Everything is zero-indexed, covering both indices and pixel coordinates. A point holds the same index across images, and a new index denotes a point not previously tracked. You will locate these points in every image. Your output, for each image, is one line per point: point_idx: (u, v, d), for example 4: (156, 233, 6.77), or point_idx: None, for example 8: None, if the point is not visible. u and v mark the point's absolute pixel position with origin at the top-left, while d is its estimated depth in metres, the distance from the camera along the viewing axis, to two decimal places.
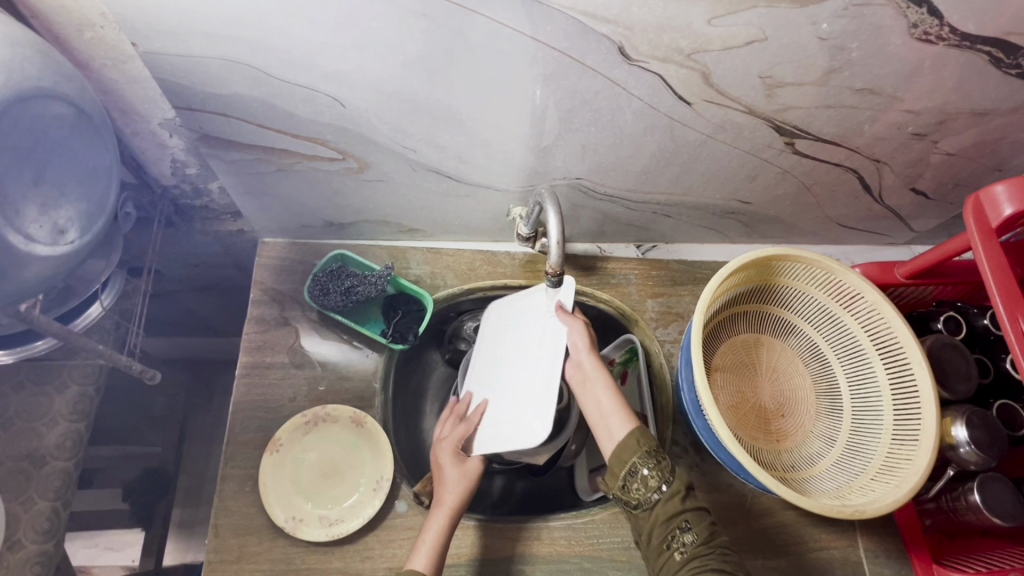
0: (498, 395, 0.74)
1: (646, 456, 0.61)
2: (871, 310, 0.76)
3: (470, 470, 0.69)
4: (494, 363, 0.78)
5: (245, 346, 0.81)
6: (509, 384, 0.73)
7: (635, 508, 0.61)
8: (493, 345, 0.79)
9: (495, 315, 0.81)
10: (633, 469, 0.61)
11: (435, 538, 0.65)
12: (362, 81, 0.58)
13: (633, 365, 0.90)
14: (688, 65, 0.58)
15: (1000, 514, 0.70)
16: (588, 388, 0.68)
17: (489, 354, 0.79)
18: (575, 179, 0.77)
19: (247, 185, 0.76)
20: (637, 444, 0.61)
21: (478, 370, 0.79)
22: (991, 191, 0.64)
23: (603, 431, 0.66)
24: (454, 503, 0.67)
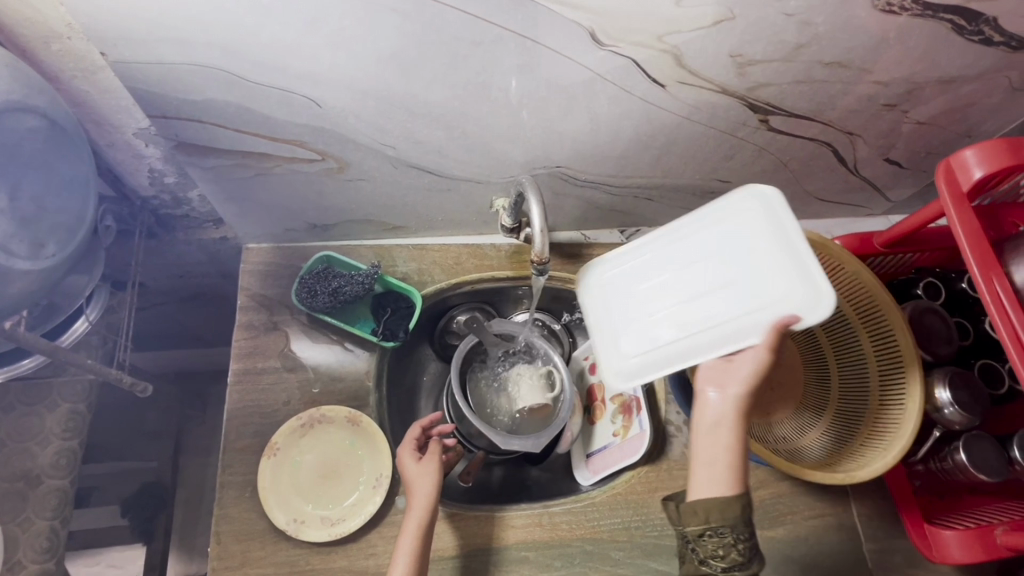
0: (646, 311, 0.67)
1: (739, 530, 0.53)
2: (851, 279, 0.78)
3: (432, 469, 0.72)
4: (698, 255, 0.65)
5: (235, 353, 0.81)
6: (663, 312, 0.65)
7: (703, 567, 0.55)
8: (716, 238, 0.65)
9: (744, 214, 0.63)
10: (719, 529, 0.54)
11: (413, 542, 0.67)
12: (337, 79, 0.58)
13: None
14: (660, 48, 0.59)
15: (986, 470, 0.73)
16: (711, 429, 0.57)
17: (707, 238, 0.65)
18: (555, 167, 0.78)
19: (227, 192, 0.75)
20: (737, 510, 0.54)
21: (684, 237, 0.67)
22: (961, 156, 0.66)
23: (701, 473, 0.56)
24: (426, 503, 0.69)
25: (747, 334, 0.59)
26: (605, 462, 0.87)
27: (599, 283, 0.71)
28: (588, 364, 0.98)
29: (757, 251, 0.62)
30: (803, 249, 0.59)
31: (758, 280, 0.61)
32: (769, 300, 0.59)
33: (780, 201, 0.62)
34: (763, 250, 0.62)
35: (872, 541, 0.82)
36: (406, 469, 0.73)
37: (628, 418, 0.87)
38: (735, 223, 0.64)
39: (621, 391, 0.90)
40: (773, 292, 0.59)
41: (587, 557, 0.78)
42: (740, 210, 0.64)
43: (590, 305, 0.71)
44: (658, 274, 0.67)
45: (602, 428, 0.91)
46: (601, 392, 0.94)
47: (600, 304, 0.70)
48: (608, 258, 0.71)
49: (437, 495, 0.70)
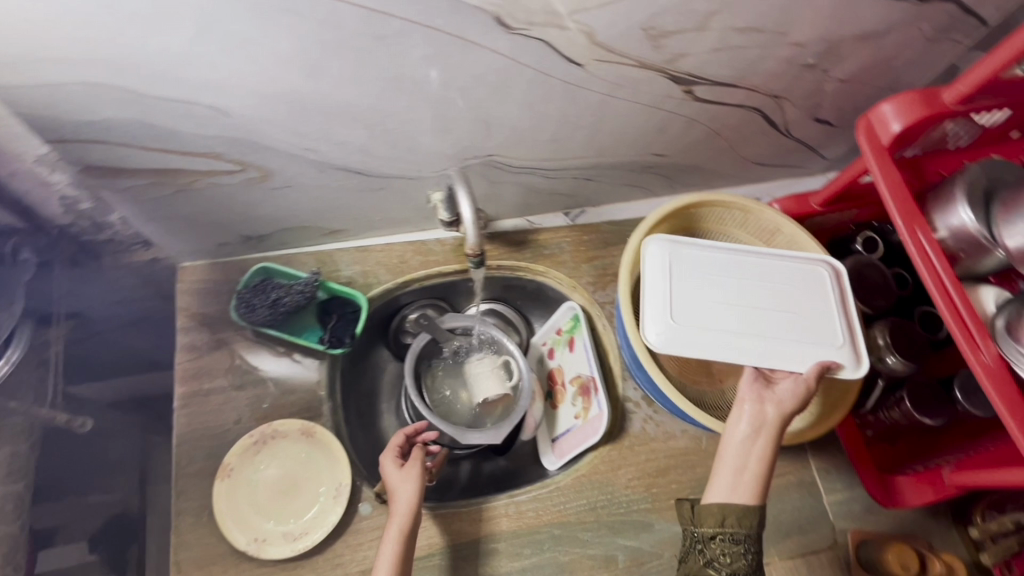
0: (716, 299, 0.70)
1: (750, 541, 0.60)
2: (791, 243, 0.80)
3: (414, 474, 0.72)
4: (762, 280, 0.72)
5: (179, 376, 0.79)
6: (731, 308, 0.69)
7: (707, 566, 0.60)
8: (783, 275, 0.73)
9: (810, 269, 0.74)
10: (733, 535, 0.60)
11: (395, 548, 0.67)
12: (241, 87, 0.55)
13: (578, 333, 0.91)
14: (570, 27, 0.58)
15: (928, 412, 0.75)
16: (745, 439, 0.63)
17: (779, 271, 0.73)
18: (486, 156, 0.77)
19: (149, 212, 0.72)
20: (752, 520, 0.60)
21: (752, 260, 0.73)
22: (879, 111, 0.67)
23: (725, 477, 0.62)
24: (407, 509, 0.69)
25: (797, 359, 0.67)
26: (570, 444, 0.88)
27: (663, 255, 0.72)
28: (546, 350, 0.98)
29: (820, 300, 0.71)
30: (849, 319, 0.71)
31: (812, 321, 0.70)
32: (815, 341, 0.68)
33: (838, 273, 0.74)
34: (822, 303, 0.71)
35: (832, 493, 0.84)
36: (388, 477, 0.73)
37: (587, 399, 0.88)
38: (803, 272, 0.73)
39: (578, 373, 0.91)
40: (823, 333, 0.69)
41: (556, 542, 0.78)
42: (807, 264, 0.74)
43: (653, 271, 0.71)
44: (722, 277, 0.71)
45: (564, 412, 0.92)
46: (560, 376, 0.95)
47: (662, 272, 0.71)
48: (678, 242, 0.74)
49: (419, 499, 0.70)
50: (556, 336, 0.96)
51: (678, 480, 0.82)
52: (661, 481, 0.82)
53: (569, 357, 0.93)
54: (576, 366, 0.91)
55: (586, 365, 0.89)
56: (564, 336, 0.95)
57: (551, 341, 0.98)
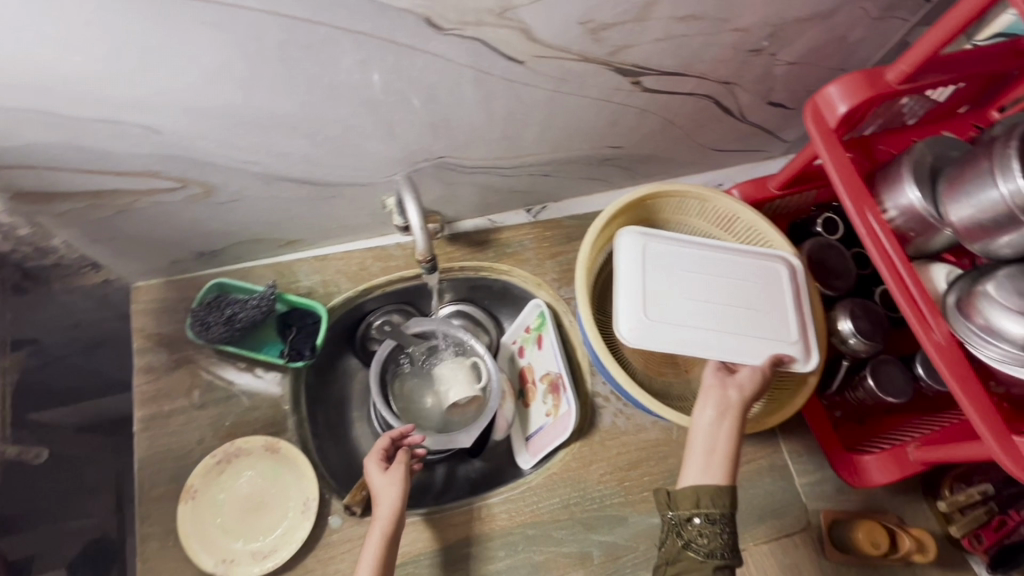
0: (685, 295, 0.70)
1: (725, 519, 0.58)
2: (749, 229, 0.80)
3: (398, 478, 0.71)
4: (725, 275, 0.73)
5: (138, 400, 0.78)
6: (699, 304, 0.70)
7: (685, 549, 0.58)
8: (744, 271, 0.74)
9: (768, 266, 0.74)
10: (708, 515, 0.58)
11: (377, 554, 0.65)
12: (168, 103, 0.54)
13: (545, 331, 0.90)
14: (504, 24, 0.56)
15: (893, 391, 0.75)
16: (711, 423, 0.63)
17: (740, 269, 0.74)
18: (437, 158, 0.75)
19: (93, 235, 0.71)
20: (726, 499, 0.59)
21: (716, 257, 0.74)
22: (825, 93, 0.66)
23: (696, 460, 0.61)
24: (391, 513, 0.68)
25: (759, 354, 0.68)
26: (542, 443, 0.87)
27: (635, 249, 0.73)
28: (516, 348, 0.97)
29: (778, 295, 0.73)
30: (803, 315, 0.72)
31: (771, 318, 0.71)
32: (772, 337, 0.70)
33: (795, 269, 0.75)
34: (780, 300, 0.73)
35: (804, 475, 0.84)
36: (372, 481, 0.72)
37: (557, 397, 0.87)
38: (763, 268, 0.74)
39: (547, 370, 0.89)
40: (780, 331, 0.71)
41: (530, 542, 0.78)
42: (766, 260, 0.75)
43: (625, 264, 0.71)
44: (689, 271, 0.72)
45: (536, 410, 0.91)
46: (531, 374, 0.94)
47: (634, 267, 0.71)
48: (650, 236, 0.74)
49: (403, 503, 0.69)
50: (524, 334, 0.95)
51: (650, 472, 0.82)
52: (633, 474, 0.82)
53: (538, 355, 0.92)
54: (545, 364, 0.90)
55: (554, 362, 0.88)
56: (532, 334, 0.93)
57: (520, 339, 0.96)
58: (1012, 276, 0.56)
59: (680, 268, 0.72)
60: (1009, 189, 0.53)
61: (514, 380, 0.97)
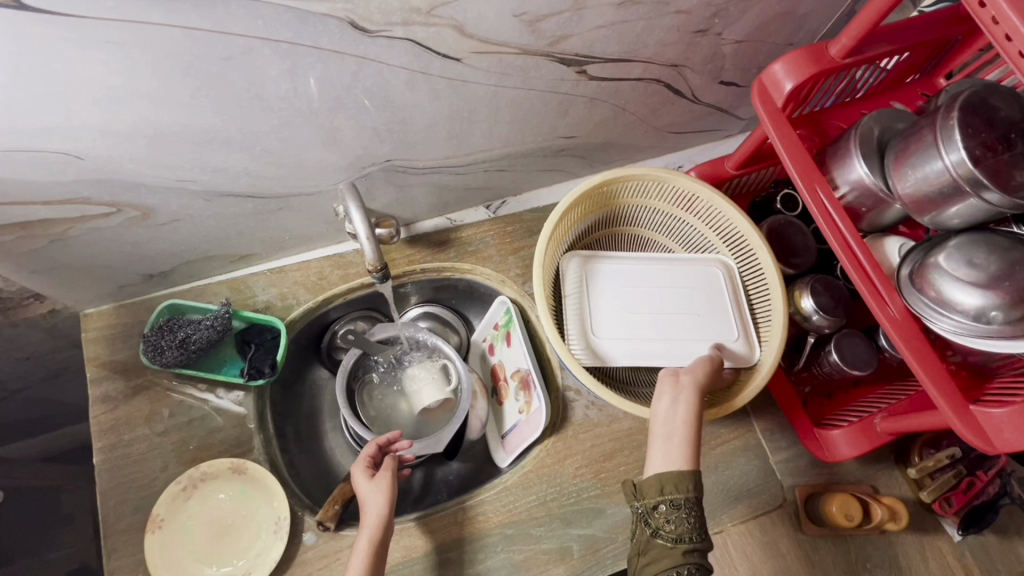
0: (629, 309, 0.75)
1: (689, 501, 0.58)
2: (709, 208, 0.79)
3: (385, 485, 0.70)
4: (664, 285, 0.77)
5: (95, 431, 0.75)
6: (643, 316, 0.75)
7: (654, 538, 0.58)
8: (682, 278, 0.78)
9: (705, 270, 0.79)
10: (672, 501, 0.58)
11: (364, 562, 0.64)
12: (86, 127, 0.51)
13: (512, 327, 0.88)
14: (434, 22, 0.55)
15: (858, 364, 0.76)
16: (670, 409, 0.64)
17: (678, 276, 0.78)
18: (385, 161, 0.73)
19: (29, 266, 0.68)
20: (690, 481, 0.59)
21: (654, 268, 0.78)
22: (771, 72, 0.65)
23: (658, 448, 0.61)
24: (378, 520, 0.67)
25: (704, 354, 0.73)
26: (517, 440, 0.86)
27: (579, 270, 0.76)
28: (486, 346, 0.95)
29: (717, 296, 0.77)
30: (743, 309, 0.77)
31: (712, 318, 0.76)
32: (716, 336, 0.75)
33: (732, 269, 0.79)
34: (719, 299, 0.77)
35: (778, 453, 0.85)
36: (359, 488, 0.71)
37: (528, 394, 0.85)
38: (699, 273, 0.79)
39: (516, 367, 0.88)
40: (722, 329, 0.75)
41: (509, 542, 0.77)
42: (702, 265, 0.79)
43: (572, 287, 0.75)
44: (632, 285, 0.76)
45: (510, 408, 0.89)
46: (502, 371, 0.92)
47: (579, 288, 0.75)
48: (592, 257, 0.77)
49: (389, 511, 0.68)
50: (493, 331, 0.93)
51: (626, 461, 0.82)
52: (608, 464, 0.82)
53: (508, 351, 0.90)
54: (515, 360, 0.88)
55: (523, 358, 0.86)
56: (500, 330, 0.91)
57: (490, 336, 0.94)
58: (962, 246, 0.57)
59: (621, 285, 0.76)
60: (952, 160, 0.53)
61: (488, 378, 0.95)
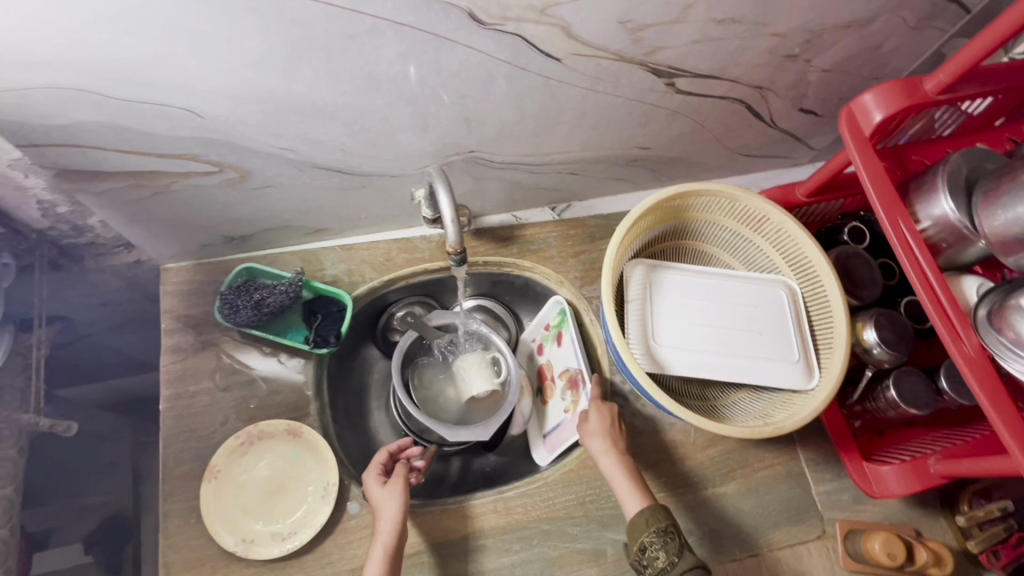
0: (691, 322, 0.75)
1: (656, 535, 0.64)
2: (780, 231, 0.79)
3: (397, 491, 0.71)
4: (726, 302, 0.78)
5: (165, 379, 0.79)
6: (704, 330, 0.75)
7: None
8: (745, 296, 0.79)
9: (768, 290, 0.79)
10: (644, 546, 0.64)
11: (380, 568, 0.66)
12: (212, 88, 0.55)
13: (565, 328, 0.88)
14: (545, 21, 0.57)
15: (916, 404, 0.75)
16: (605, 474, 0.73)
17: (741, 295, 0.79)
18: (468, 152, 0.76)
19: (128, 215, 0.72)
20: (647, 521, 0.65)
21: (718, 284, 0.79)
22: (861, 101, 0.65)
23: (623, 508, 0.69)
24: (392, 527, 0.68)
25: (763, 374, 0.74)
26: (560, 439, 0.86)
27: (644, 277, 0.77)
28: (535, 347, 0.97)
29: (779, 318, 0.78)
30: (804, 334, 0.77)
31: (772, 339, 0.76)
32: (775, 357, 0.75)
33: (796, 293, 0.80)
34: (781, 321, 0.78)
35: (821, 484, 0.84)
36: (372, 494, 0.72)
37: (575, 392, 0.85)
38: (762, 293, 0.79)
39: (566, 366, 0.87)
40: (782, 351, 0.76)
41: (545, 537, 0.78)
42: (766, 285, 0.80)
43: (635, 292, 0.76)
44: (695, 298, 0.77)
45: (555, 407, 0.89)
46: (550, 371, 0.92)
47: (642, 295, 0.76)
48: (656, 265, 0.78)
49: (403, 517, 0.69)
50: (544, 332, 0.94)
51: (666, 471, 0.82)
52: (649, 473, 0.82)
53: (557, 352, 0.90)
54: (564, 360, 0.88)
55: (573, 358, 0.86)
56: (551, 332, 0.92)
57: (540, 337, 0.96)
58: None
59: (682, 297, 0.77)
60: None
61: (533, 378, 0.96)
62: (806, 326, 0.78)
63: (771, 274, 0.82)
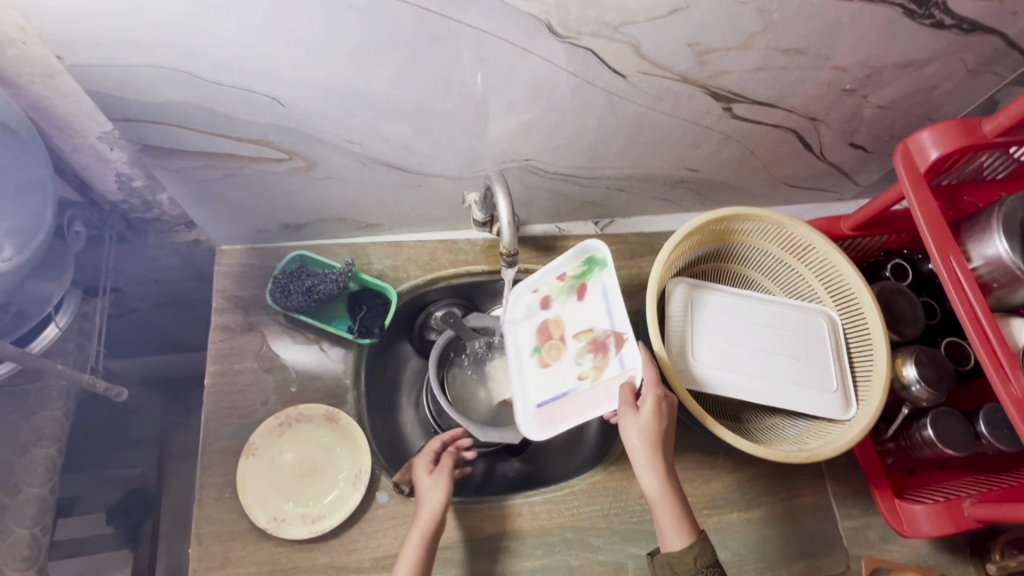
0: (730, 344, 0.76)
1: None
2: (824, 261, 0.80)
3: (443, 482, 0.73)
4: (766, 326, 0.78)
5: (212, 355, 0.81)
6: (743, 352, 0.76)
7: None
8: (785, 321, 0.79)
9: (808, 318, 0.80)
10: None
11: (417, 553, 0.68)
12: (298, 79, 0.58)
13: (594, 280, 0.76)
14: (617, 38, 0.59)
15: (953, 445, 0.74)
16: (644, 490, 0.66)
17: (780, 320, 0.79)
18: (524, 160, 0.79)
19: (197, 194, 0.75)
20: (693, 560, 0.62)
21: (758, 307, 0.80)
22: (918, 138, 0.66)
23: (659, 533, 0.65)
24: (431, 515, 0.70)
25: (798, 401, 0.74)
26: (563, 413, 0.73)
27: (686, 295, 0.78)
28: (537, 300, 0.81)
29: (817, 346, 0.78)
30: (842, 363, 0.78)
31: (809, 365, 0.77)
32: (811, 385, 0.76)
33: (836, 323, 0.80)
34: (819, 350, 0.78)
35: (847, 519, 0.83)
36: (420, 480, 0.74)
37: (601, 357, 0.73)
38: (802, 321, 0.80)
39: (590, 324, 0.75)
40: (818, 378, 0.76)
41: (567, 545, 0.78)
42: (806, 313, 0.80)
43: (676, 309, 0.77)
44: (734, 320, 0.78)
45: (563, 372, 0.76)
46: (557, 329, 0.78)
47: (684, 313, 0.77)
48: (699, 284, 0.79)
49: (445, 507, 0.71)
50: (557, 284, 0.80)
51: (693, 491, 0.82)
52: None
53: (578, 309, 0.77)
54: (588, 319, 0.76)
55: (603, 317, 0.74)
56: (568, 285, 0.79)
57: (548, 289, 0.81)
58: None
59: (722, 318, 0.78)
60: None
61: (525, 336, 0.81)
62: (844, 356, 0.79)
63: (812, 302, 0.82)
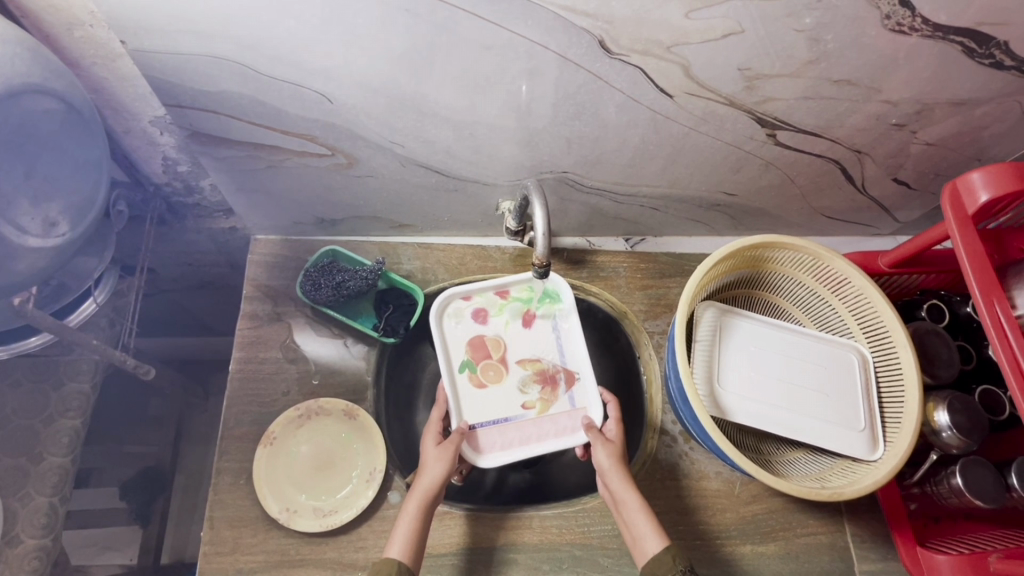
0: (754, 373, 0.75)
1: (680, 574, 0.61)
2: (858, 294, 0.78)
3: (447, 454, 0.71)
4: (794, 358, 0.77)
5: (238, 342, 0.82)
6: (768, 383, 0.75)
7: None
8: (814, 354, 0.78)
9: (837, 353, 0.78)
10: None
11: (412, 522, 0.66)
12: (347, 77, 0.59)
13: (544, 312, 0.86)
14: (668, 58, 0.59)
15: (983, 497, 0.71)
16: (620, 509, 0.70)
17: (809, 353, 0.78)
18: (562, 173, 0.79)
19: (238, 182, 0.77)
20: (672, 560, 0.62)
21: (786, 337, 0.78)
22: (968, 179, 0.65)
23: (638, 547, 0.67)
24: (429, 485, 0.68)
25: (823, 438, 0.73)
26: (504, 438, 0.80)
27: (715, 319, 0.77)
28: (470, 309, 0.84)
29: (845, 383, 0.77)
30: (871, 402, 0.76)
31: (836, 401, 0.76)
32: (837, 423, 0.74)
33: (867, 361, 0.78)
34: (847, 387, 0.77)
35: (864, 562, 0.81)
36: (427, 451, 0.73)
37: (550, 390, 0.83)
38: (831, 356, 0.78)
39: (536, 355, 0.84)
40: (845, 415, 0.75)
41: (575, 562, 0.78)
42: (836, 348, 0.79)
43: (704, 333, 0.76)
44: (761, 349, 0.77)
45: (503, 394, 0.82)
46: (495, 350, 0.84)
47: (710, 337, 0.76)
48: (728, 309, 0.77)
49: (445, 478, 0.69)
50: (498, 300, 0.85)
51: (706, 520, 0.81)
52: (687, 519, 0.80)
53: (521, 334, 0.85)
54: (534, 348, 0.85)
55: (554, 353, 0.85)
56: (512, 309, 0.85)
57: (485, 302, 0.85)
58: None
59: (749, 346, 0.77)
60: None
61: (457, 344, 0.82)
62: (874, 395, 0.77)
63: (843, 336, 0.81)
